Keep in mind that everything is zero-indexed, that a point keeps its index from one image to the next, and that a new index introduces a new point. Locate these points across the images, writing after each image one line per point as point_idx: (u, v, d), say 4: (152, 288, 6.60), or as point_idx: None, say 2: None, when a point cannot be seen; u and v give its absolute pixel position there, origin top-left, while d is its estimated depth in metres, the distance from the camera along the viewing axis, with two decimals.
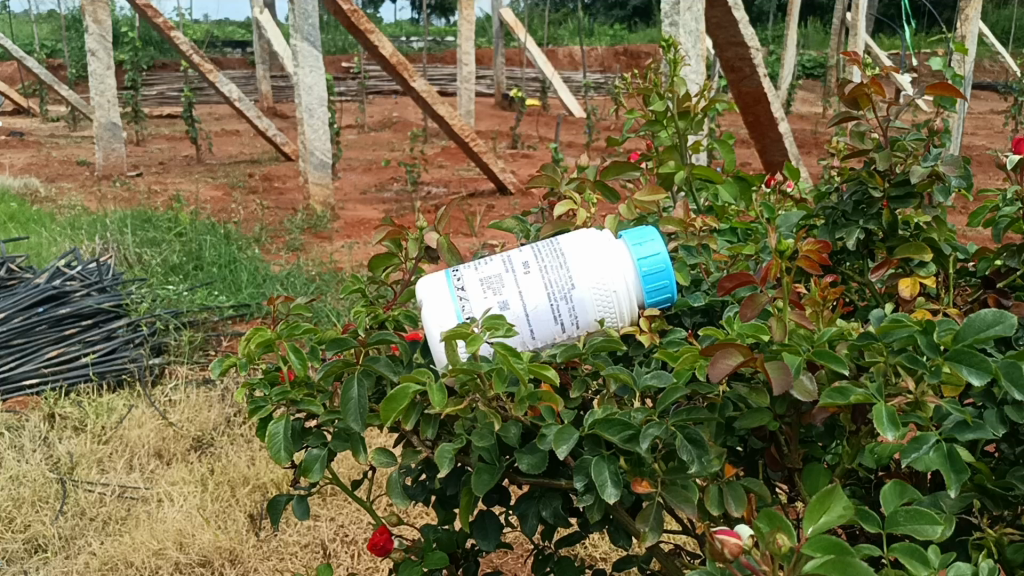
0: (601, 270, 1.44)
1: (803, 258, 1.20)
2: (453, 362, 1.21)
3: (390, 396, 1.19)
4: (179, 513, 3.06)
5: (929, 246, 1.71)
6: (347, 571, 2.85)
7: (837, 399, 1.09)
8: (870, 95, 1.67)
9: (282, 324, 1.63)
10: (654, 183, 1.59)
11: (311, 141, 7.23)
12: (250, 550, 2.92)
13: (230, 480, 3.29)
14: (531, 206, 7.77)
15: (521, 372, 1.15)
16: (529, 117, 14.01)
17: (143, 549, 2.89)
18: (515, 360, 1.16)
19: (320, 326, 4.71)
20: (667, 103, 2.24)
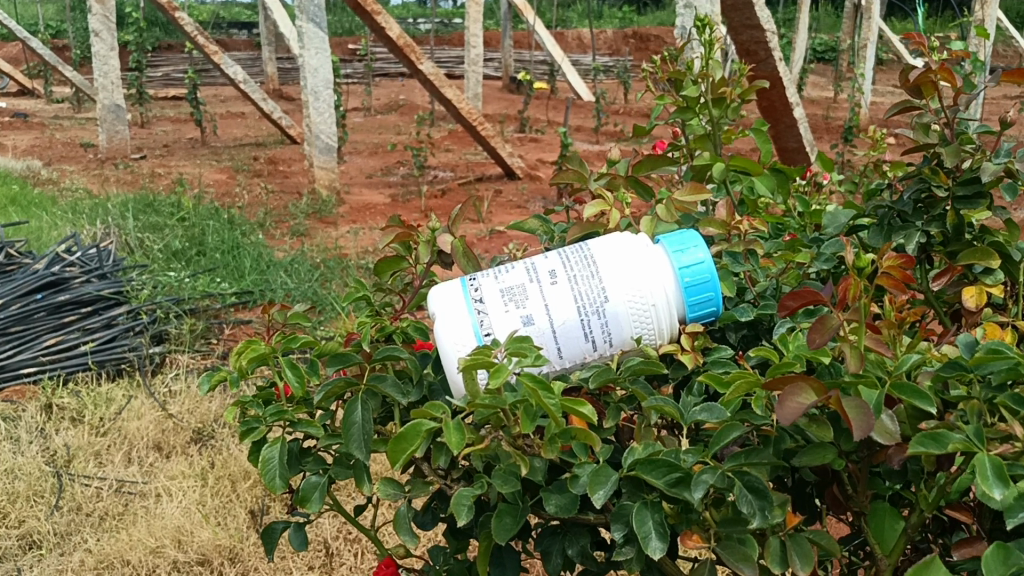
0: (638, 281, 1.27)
1: (884, 276, 1.03)
2: (472, 395, 1.04)
3: (399, 437, 1.01)
4: (178, 510, 2.90)
5: (997, 252, 1.53)
6: (349, 571, 2.69)
7: (932, 448, 0.92)
8: (934, 84, 1.48)
9: (278, 334, 1.47)
10: (697, 180, 1.41)
11: (316, 124, 7.03)
12: (251, 549, 2.76)
13: (232, 475, 3.13)
14: (540, 191, 7.57)
15: (553, 410, 0.98)
16: (538, 101, 13.80)
17: (139, 547, 2.73)
18: (546, 395, 0.99)
19: (323, 315, 4.55)
20: (697, 88, 2.06)
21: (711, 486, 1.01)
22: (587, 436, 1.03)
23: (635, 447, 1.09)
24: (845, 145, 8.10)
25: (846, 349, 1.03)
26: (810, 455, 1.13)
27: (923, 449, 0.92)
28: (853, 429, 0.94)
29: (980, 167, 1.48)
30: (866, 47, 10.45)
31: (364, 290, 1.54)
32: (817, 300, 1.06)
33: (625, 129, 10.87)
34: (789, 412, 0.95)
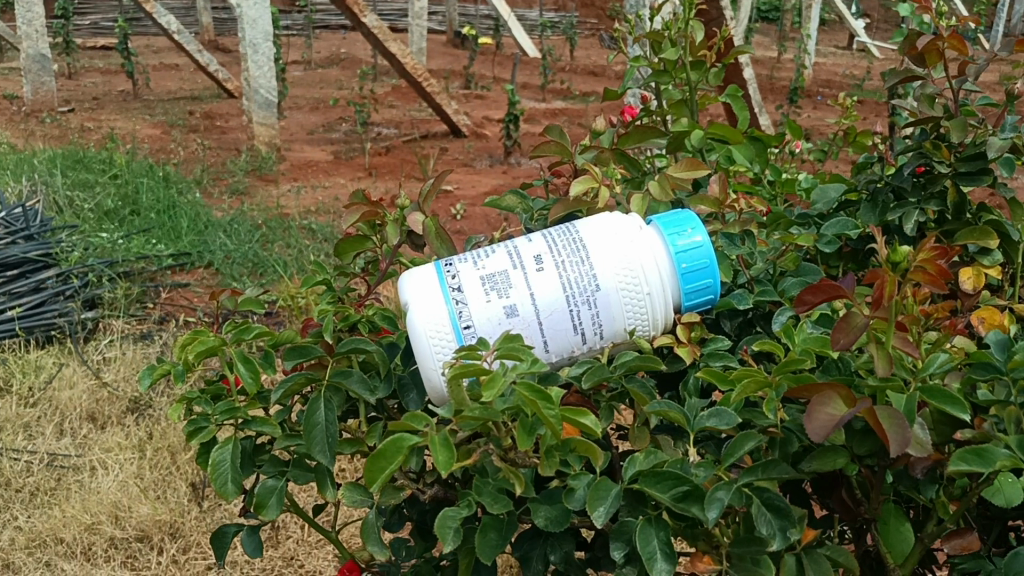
0: (631, 265, 1.16)
1: (919, 271, 0.93)
2: (458, 404, 0.91)
3: (376, 454, 0.88)
4: (115, 484, 2.73)
5: (995, 232, 1.44)
6: (296, 543, 2.53)
7: (975, 465, 0.83)
8: (940, 52, 1.39)
9: (228, 324, 1.33)
10: (694, 156, 1.30)
11: (256, 78, 6.74)
12: (192, 522, 2.61)
13: (171, 446, 2.94)
14: (487, 150, 7.40)
15: (554, 423, 0.86)
16: (483, 56, 13.53)
17: (74, 524, 2.57)
18: (546, 405, 0.87)
19: (265, 279, 4.36)
20: (675, 50, 1.92)
21: (726, 504, 0.91)
22: (589, 448, 0.92)
23: (636, 456, 0.98)
24: (791, 106, 8.08)
25: (873, 350, 0.93)
26: (822, 460, 1.03)
27: (965, 467, 0.83)
28: (889, 443, 0.84)
29: (986, 142, 1.40)
30: (812, 7, 10.43)
31: (324, 274, 1.40)
32: (840, 294, 0.96)
33: (571, 87, 10.70)
34: (819, 425, 0.85)
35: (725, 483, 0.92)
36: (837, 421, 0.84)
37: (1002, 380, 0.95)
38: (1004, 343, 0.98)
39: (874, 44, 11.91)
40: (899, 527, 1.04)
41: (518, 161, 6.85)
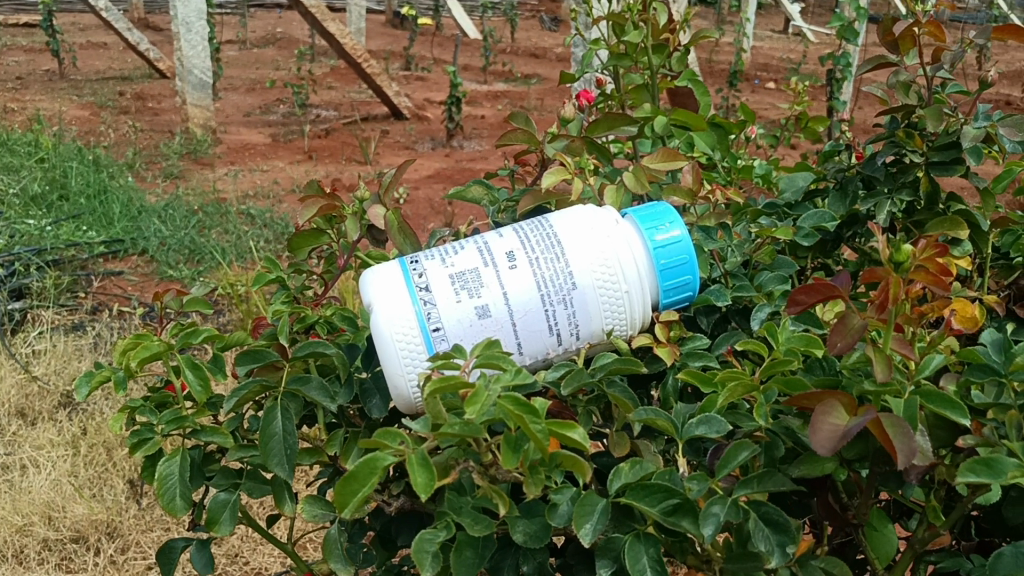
0: (608, 262, 1.10)
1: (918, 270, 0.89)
2: (436, 417, 0.85)
3: (348, 476, 0.81)
4: (47, 483, 2.58)
5: (966, 222, 1.40)
6: (240, 539, 2.43)
7: (984, 477, 0.79)
8: (916, 38, 1.35)
9: (173, 326, 1.24)
10: (672, 147, 1.26)
11: (189, 58, 6.50)
12: (130, 521, 2.48)
13: (107, 441, 2.79)
14: (429, 132, 7.27)
15: (542, 439, 0.80)
16: (423, 37, 13.34)
17: (3, 526, 2.43)
18: (532, 420, 0.81)
19: (203, 266, 4.20)
20: (637, 32, 1.83)
21: (722, 520, 0.87)
22: (578, 463, 0.87)
23: (621, 468, 0.92)
24: (733, 90, 8.12)
25: (870, 353, 0.89)
26: (810, 464, 0.98)
27: (975, 478, 0.79)
28: (896, 454, 0.80)
29: (961, 130, 1.35)
30: None
31: (276, 270, 1.31)
32: (835, 294, 0.91)
33: (513, 69, 10.61)
34: (824, 438, 0.80)
35: (720, 497, 0.88)
36: (843, 433, 0.80)
37: (999, 382, 0.92)
38: (1002, 344, 0.95)
39: (810, 27, 12.01)
40: (881, 529, 1.03)
41: (461, 143, 6.74)
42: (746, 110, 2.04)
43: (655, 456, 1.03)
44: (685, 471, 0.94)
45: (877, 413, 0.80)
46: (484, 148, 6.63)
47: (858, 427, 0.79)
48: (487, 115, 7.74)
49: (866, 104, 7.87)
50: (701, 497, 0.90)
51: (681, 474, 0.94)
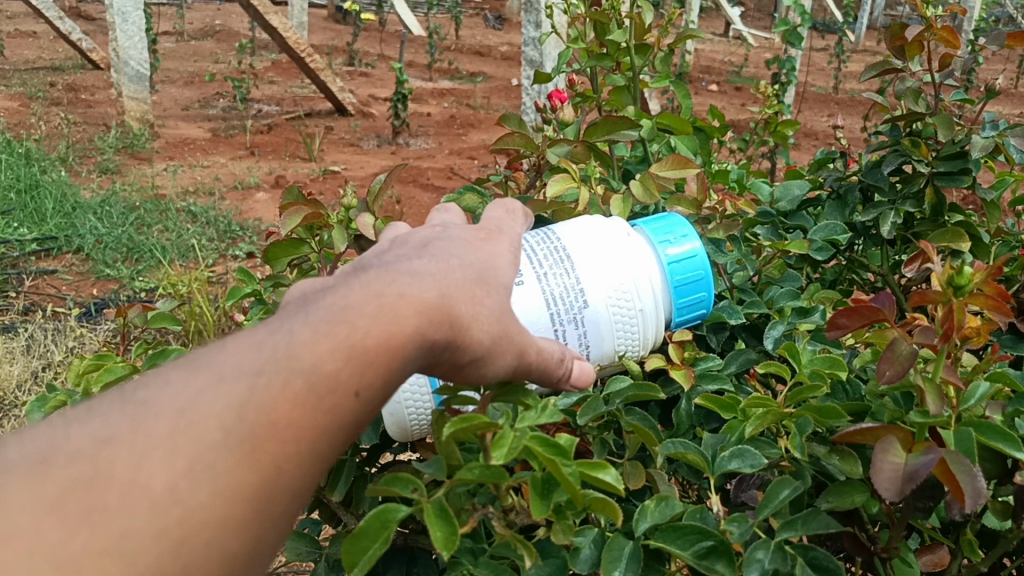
0: (620, 272, 1.02)
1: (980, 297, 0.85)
2: (452, 457, 0.77)
3: (358, 530, 0.71)
4: None
5: (966, 232, 1.34)
6: None
7: None
8: (923, 43, 1.30)
9: (138, 346, 1.23)
10: (684, 156, 1.24)
11: (125, 49, 6.23)
12: None
13: None
14: (374, 129, 7.12)
15: (574, 483, 0.71)
16: (366, 33, 13.17)
17: None
18: (564, 462, 0.72)
19: (141, 266, 4.01)
20: (621, 33, 1.61)
21: (766, 565, 0.81)
22: (607, 507, 0.78)
23: (647, 506, 0.84)
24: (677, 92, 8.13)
25: (919, 382, 0.85)
26: (839, 496, 0.89)
27: None
28: (961, 495, 0.76)
29: (969, 140, 1.31)
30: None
31: (252, 284, 1.32)
32: (880, 318, 0.87)
33: (459, 66, 10.50)
34: (885, 479, 0.78)
35: (763, 540, 0.83)
36: (908, 473, 0.77)
37: None
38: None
39: (750, 30, 12.11)
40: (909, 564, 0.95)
41: (407, 141, 6.59)
42: (719, 113, 1.91)
43: (673, 488, 0.95)
44: (717, 508, 0.88)
45: (941, 453, 0.77)
46: (431, 146, 6.49)
47: (926, 469, 0.76)
48: (433, 113, 7.59)
49: (809, 108, 7.94)
50: (740, 541, 0.83)
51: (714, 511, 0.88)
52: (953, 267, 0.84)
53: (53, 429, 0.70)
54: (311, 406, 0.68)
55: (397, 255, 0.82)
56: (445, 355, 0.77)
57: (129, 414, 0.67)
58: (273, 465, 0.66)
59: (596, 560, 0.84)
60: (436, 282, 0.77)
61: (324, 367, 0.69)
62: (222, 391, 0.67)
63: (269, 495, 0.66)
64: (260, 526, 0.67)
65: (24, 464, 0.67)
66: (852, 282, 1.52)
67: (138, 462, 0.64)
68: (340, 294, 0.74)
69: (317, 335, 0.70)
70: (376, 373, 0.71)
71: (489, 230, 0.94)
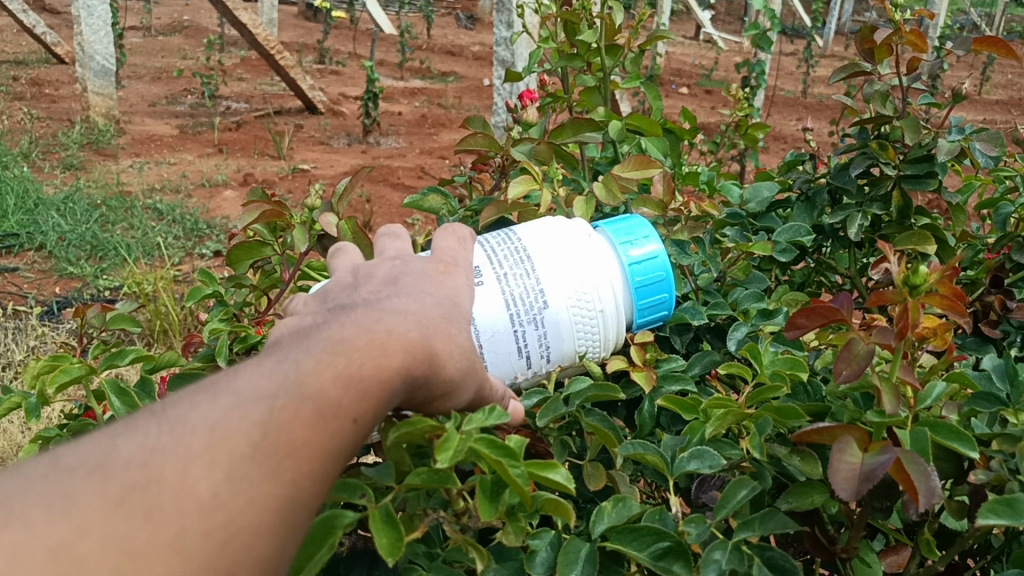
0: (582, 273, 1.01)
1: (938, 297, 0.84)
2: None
3: (309, 538, 0.72)
4: None
5: (931, 235, 1.35)
6: None
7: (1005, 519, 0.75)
8: (891, 47, 1.31)
9: (95, 347, 1.20)
10: (647, 157, 1.24)
11: (91, 44, 6.13)
12: None
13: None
14: (345, 127, 7.07)
15: (522, 485, 0.70)
16: (338, 31, 13.09)
17: None
18: (511, 463, 0.71)
19: (105, 264, 3.94)
20: (592, 33, 1.60)
21: (725, 567, 0.80)
22: (559, 508, 0.77)
23: (604, 507, 0.84)
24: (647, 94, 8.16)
25: (876, 381, 0.84)
26: (800, 496, 0.89)
27: (995, 520, 0.75)
28: (915, 494, 0.76)
29: (935, 144, 1.32)
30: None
31: (213, 286, 1.30)
32: (838, 318, 0.87)
33: (431, 65, 10.46)
34: (843, 478, 0.77)
35: (720, 541, 0.82)
36: (865, 474, 0.77)
37: (1000, 407, 0.89)
38: (1006, 371, 0.93)
39: (721, 34, 12.18)
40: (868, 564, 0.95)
41: (378, 140, 6.55)
42: (689, 115, 1.91)
43: (633, 490, 0.95)
44: (676, 510, 0.87)
45: (896, 452, 0.77)
46: (401, 145, 6.46)
47: (883, 469, 0.76)
48: (404, 112, 7.56)
49: (778, 112, 8.01)
50: (697, 540, 0.82)
51: (674, 512, 0.87)
52: (909, 266, 0.84)
53: (100, 442, 0.68)
54: (322, 430, 0.69)
55: (371, 292, 0.82)
56: (421, 390, 0.77)
57: (167, 429, 0.67)
58: (293, 481, 0.67)
59: (552, 563, 0.83)
60: (416, 321, 0.78)
61: (331, 395, 0.70)
62: (244, 412, 0.68)
63: (289, 512, 0.67)
64: (282, 541, 0.67)
65: (71, 470, 0.66)
66: (821, 283, 1.52)
67: (184, 471, 0.65)
68: (332, 329, 0.75)
69: (321, 364, 0.71)
70: (374, 403, 0.71)
71: (445, 261, 0.92)
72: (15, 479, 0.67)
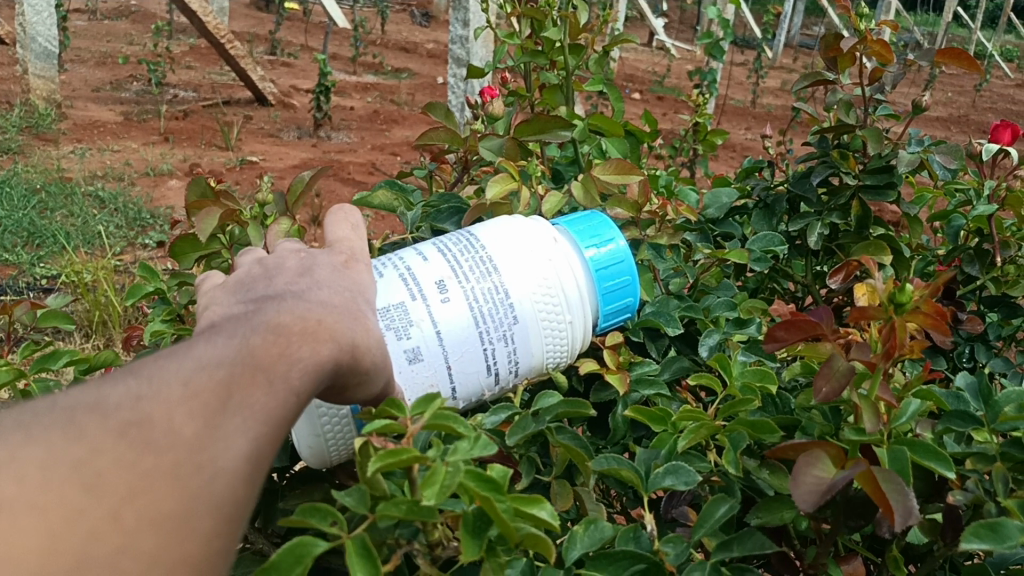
0: (535, 268, 0.99)
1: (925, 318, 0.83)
2: (375, 489, 0.73)
3: (270, 569, 0.68)
4: None
5: (888, 245, 1.35)
6: None
7: (990, 543, 0.75)
8: (856, 56, 1.30)
9: (24, 347, 1.16)
10: (627, 162, 1.23)
11: (33, 25, 5.92)
12: None
13: None
14: (295, 120, 6.95)
15: (506, 521, 0.68)
16: (290, 23, 12.90)
17: None
18: (497, 498, 0.69)
19: (39, 253, 3.79)
20: (558, 29, 1.56)
21: None
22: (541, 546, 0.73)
23: (576, 533, 0.81)
24: None
25: (856, 399, 0.83)
26: (769, 511, 0.88)
27: (977, 544, 0.75)
28: (890, 513, 0.75)
29: (895, 155, 1.32)
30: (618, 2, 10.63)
31: (154, 283, 1.28)
32: (819, 332, 0.88)
33: (384, 61, 10.37)
34: (807, 492, 0.77)
35: (698, 563, 0.81)
36: (828, 486, 0.76)
37: (979, 431, 0.89)
38: (980, 391, 0.92)
39: (673, 42, 12.28)
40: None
41: (328, 134, 6.45)
42: (651, 119, 1.90)
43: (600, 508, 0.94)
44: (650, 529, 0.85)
45: (869, 467, 0.76)
46: (353, 140, 6.37)
47: (846, 482, 0.75)
48: (356, 107, 7.46)
49: (728, 120, 8.08)
50: (676, 563, 0.81)
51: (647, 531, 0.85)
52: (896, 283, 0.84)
53: (86, 388, 0.67)
54: (274, 397, 0.68)
55: (289, 282, 0.80)
56: (342, 377, 0.76)
57: (146, 378, 0.66)
58: (257, 440, 0.65)
59: None
60: (334, 312, 0.77)
61: (278, 366, 0.69)
62: (208, 374, 0.66)
63: (259, 462, 0.66)
64: (252, 491, 0.65)
65: (66, 408, 0.64)
66: (774, 291, 1.53)
67: (168, 415, 0.63)
68: (267, 315, 0.74)
69: (267, 340, 0.70)
70: (317, 380, 0.71)
71: (345, 254, 0.90)
72: (10, 416, 0.64)
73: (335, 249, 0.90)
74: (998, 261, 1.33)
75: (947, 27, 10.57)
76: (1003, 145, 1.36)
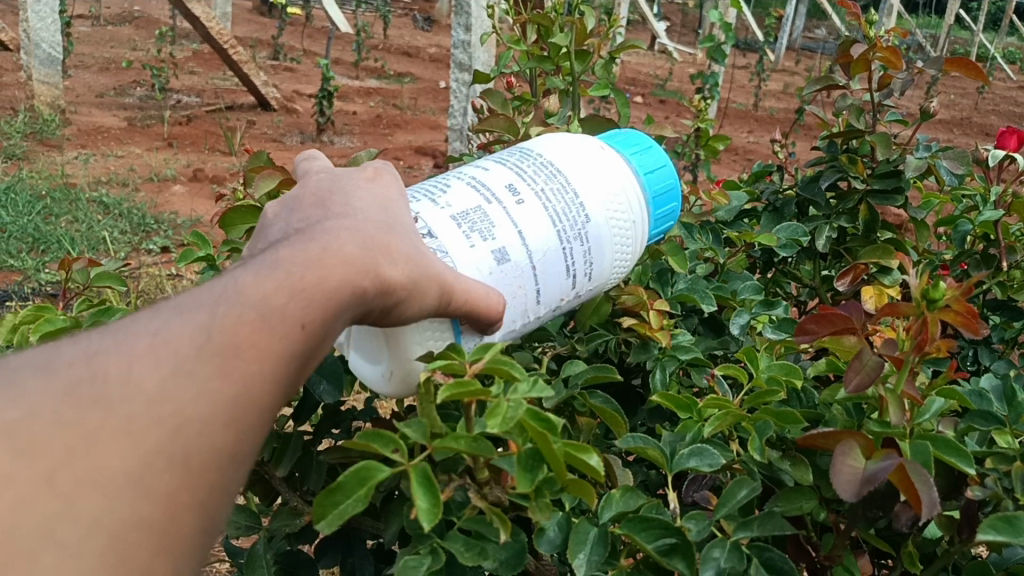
0: (599, 177, 1.01)
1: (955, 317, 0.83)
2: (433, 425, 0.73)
3: (334, 486, 0.66)
4: None
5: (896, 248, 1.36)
6: None
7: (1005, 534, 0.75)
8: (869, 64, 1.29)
9: (80, 302, 1.16)
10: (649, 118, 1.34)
11: (36, 31, 5.92)
12: None
13: None
14: (298, 125, 6.97)
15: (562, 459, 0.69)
16: (292, 28, 12.93)
17: None
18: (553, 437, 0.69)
19: (44, 259, 3.79)
20: (563, 35, 1.57)
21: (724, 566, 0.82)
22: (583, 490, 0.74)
23: (613, 496, 0.83)
24: None
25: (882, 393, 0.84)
26: (788, 501, 0.89)
27: (993, 536, 0.75)
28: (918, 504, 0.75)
29: (903, 161, 1.33)
30: None
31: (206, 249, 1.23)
32: (849, 327, 0.89)
33: (386, 66, 10.39)
34: (844, 481, 0.78)
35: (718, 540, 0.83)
36: (866, 477, 0.77)
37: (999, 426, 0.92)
38: (1005, 393, 0.96)
39: (674, 46, 12.31)
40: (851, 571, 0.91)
41: (331, 139, 6.47)
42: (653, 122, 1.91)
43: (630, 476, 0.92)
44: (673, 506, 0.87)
45: (900, 460, 0.76)
46: (355, 145, 6.39)
47: (885, 473, 0.76)
48: (359, 112, 7.48)
49: (729, 124, 8.10)
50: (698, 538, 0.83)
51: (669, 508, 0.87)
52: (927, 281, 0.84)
53: (54, 350, 0.67)
54: (269, 334, 0.66)
55: (301, 222, 0.80)
56: (376, 302, 0.72)
57: (111, 337, 0.66)
58: (246, 379, 0.64)
59: (561, 542, 0.83)
60: (357, 235, 0.74)
61: (277, 300, 0.67)
62: (185, 320, 0.66)
63: (243, 413, 0.64)
64: (239, 438, 0.64)
65: (19, 369, 0.65)
66: (776, 295, 1.53)
67: (127, 371, 0.63)
68: (271, 253, 0.72)
69: (261, 277, 0.68)
70: (332, 312, 0.68)
71: (375, 171, 0.90)
72: None
73: (364, 168, 0.90)
74: (1004, 265, 1.34)
75: (948, 30, 10.57)
76: (1010, 150, 1.37)
